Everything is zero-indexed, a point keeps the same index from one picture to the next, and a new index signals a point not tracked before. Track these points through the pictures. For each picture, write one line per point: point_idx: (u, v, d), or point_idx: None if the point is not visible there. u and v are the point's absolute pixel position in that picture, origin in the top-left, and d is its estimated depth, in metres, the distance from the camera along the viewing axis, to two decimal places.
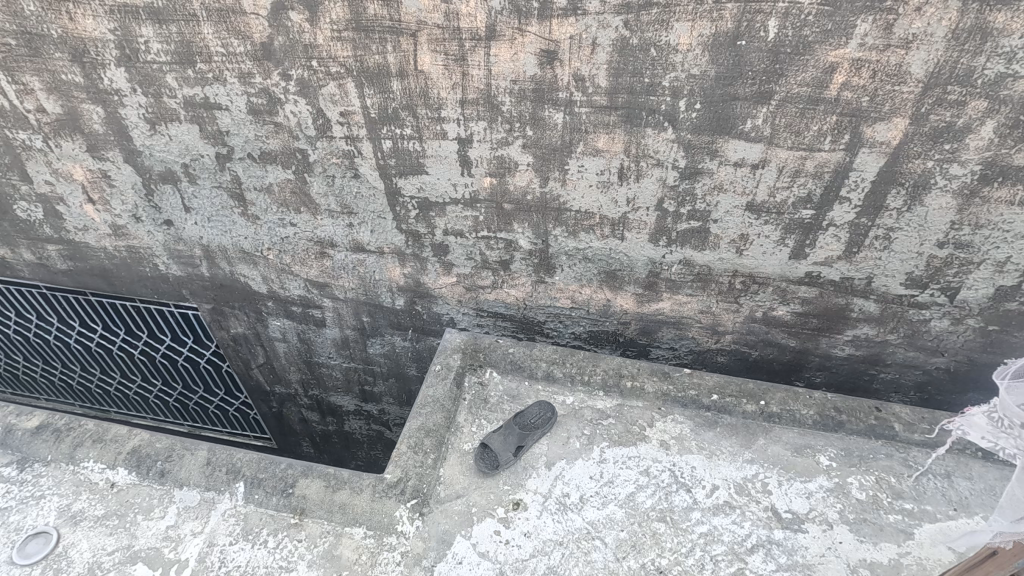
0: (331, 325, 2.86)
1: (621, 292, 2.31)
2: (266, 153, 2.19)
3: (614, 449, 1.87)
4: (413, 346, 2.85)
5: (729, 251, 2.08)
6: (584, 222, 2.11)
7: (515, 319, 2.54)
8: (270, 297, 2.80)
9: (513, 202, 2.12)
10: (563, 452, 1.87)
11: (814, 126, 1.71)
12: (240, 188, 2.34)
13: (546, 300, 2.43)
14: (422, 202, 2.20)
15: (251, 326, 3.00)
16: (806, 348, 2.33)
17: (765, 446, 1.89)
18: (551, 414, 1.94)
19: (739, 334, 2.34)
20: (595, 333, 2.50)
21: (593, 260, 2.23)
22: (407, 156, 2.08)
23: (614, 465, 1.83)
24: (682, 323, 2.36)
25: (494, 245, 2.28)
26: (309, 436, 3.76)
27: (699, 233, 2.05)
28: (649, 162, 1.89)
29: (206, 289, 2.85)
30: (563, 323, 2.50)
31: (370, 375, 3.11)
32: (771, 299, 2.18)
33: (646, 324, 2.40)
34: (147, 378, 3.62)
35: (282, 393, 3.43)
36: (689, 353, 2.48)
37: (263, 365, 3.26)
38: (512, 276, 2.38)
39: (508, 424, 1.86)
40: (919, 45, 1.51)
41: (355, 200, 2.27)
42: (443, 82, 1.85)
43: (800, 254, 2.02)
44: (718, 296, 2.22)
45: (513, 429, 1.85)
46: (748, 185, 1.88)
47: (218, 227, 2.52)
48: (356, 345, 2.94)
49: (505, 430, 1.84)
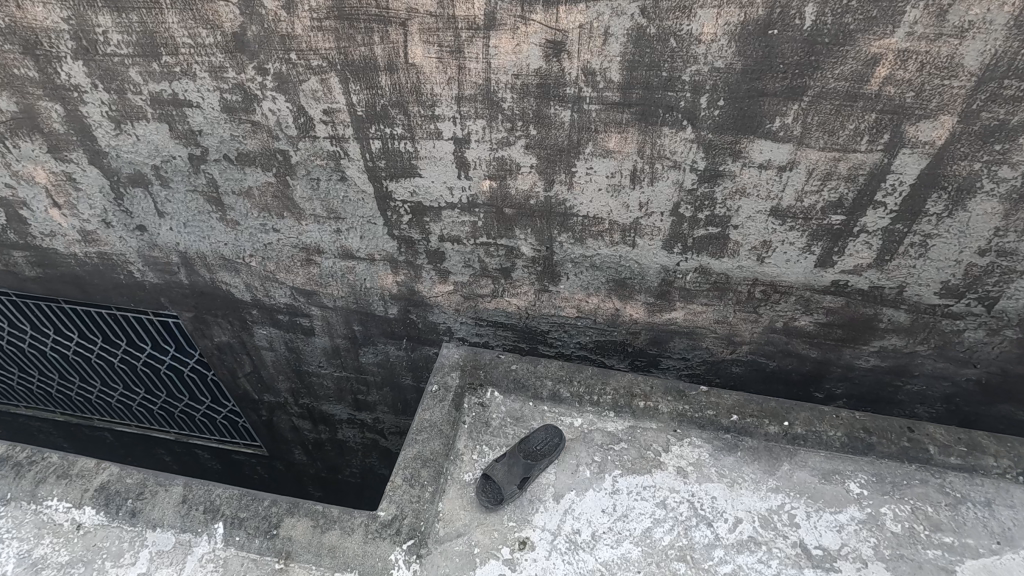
0: (321, 333, 2.69)
1: (631, 301, 2.15)
2: (244, 154, 1.99)
3: (627, 478, 1.73)
4: (408, 356, 2.68)
5: (749, 258, 1.91)
6: (593, 228, 1.94)
7: (517, 328, 2.38)
8: (254, 305, 2.62)
9: (515, 206, 1.94)
10: (572, 481, 1.72)
11: (850, 124, 1.53)
12: (216, 191, 2.15)
13: (550, 310, 2.26)
14: (416, 206, 2.03)
15: (235, 334, 2.83)
16: (827, 359, 2.17)
17: (790, 472, 1.75)
18: (555, 440, 1.78)
19: (757, 344, 2.19)
20: (602, 343, 2.34)
21: (601, 268, 2.06)
22: (398, 158, 1.89)
23: (628, 497, 1.69)
24: (696, 333, 2.20)
25: (494, 252, 2.11)
26: (301, 445, 3.60)
27: (717, 239, 1.89)
28: (665, 164, 1.72)
29: (186, 297, 2.66)
30: (568, 333, 2.34)
31: (363, 384, 2.95)
32: (793, 309, 2.02)
33: (657, 334, 2.24)
34: (131, 387, 3.47)
35: (271, 401, 3.26)
36: (702, 363, 2.32)
37: (250, 374, 3.09)
38: (513, 284, 2.21)
39: (513, 453, 1.72)
40: (976, 35, 1.33)
41: (343, 204, 2.08)
42: (436, 77, 1.66)
43: (827, 262, 1.86)
44: (735, 306, 2.06)
45: (518, 459, 1.70)
46: (774, 189, 1.71)
47: (195, 232, 2.33)
48: (348, 354, 2.77)
49: (506, 461, 1.69)
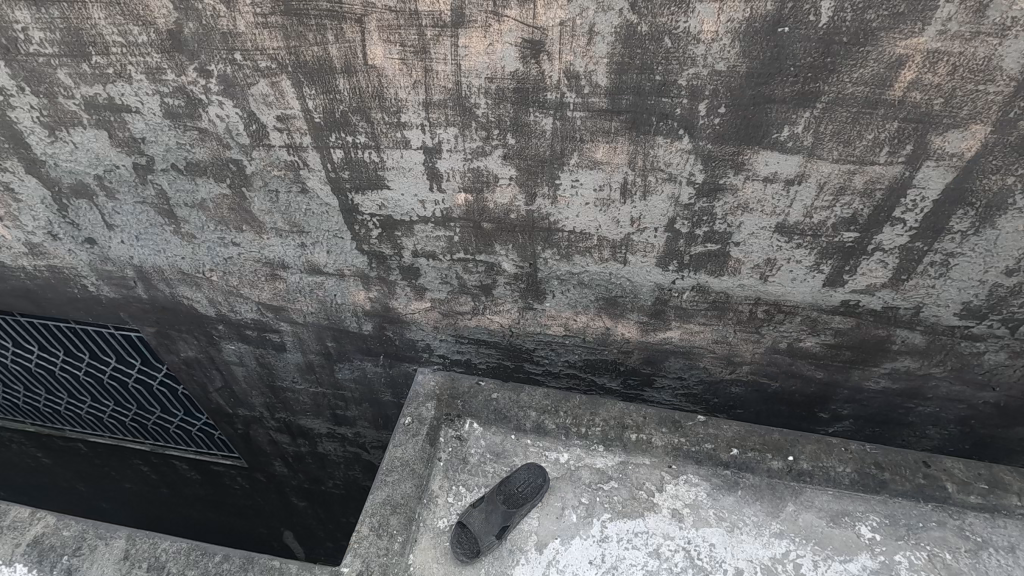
0: (293, 349, 2.52)
1: (622, 320, 1.98)
2: (193, 163, 1.80)
3: (617, 523, 1.58)
4: (386, 372, 2.51)
5: (752, 277, 1.75)
6: (580, 244, 1.77)
7: (500, 346, 2.21)
8: (220, 320, 2.44)
9: (494, 221, 1.76)
10: (557, 528, 1.57)
11: (869, 133, 1.35)
12: (167, 203, 1.95)
13: (535, 328, 2.09)
14: (385, 220, 1.84)
15: (202, 349, 2.65)
16: (834, 380, 2.02)
17: (795, 514, 1.60)
18: (536, 480, 1.62)
19: (758, 365, 2.03)
20: (592, 361, 2.18)
21: (590, 285, 1.89)
22: (364, 169, 1.70)
23: (618, 545, 1.54)
24: (693, 353, 2.04)
25: (473, 268, 1.93)
26: (281, 457, 3.45)
27: (716, 257, 1.71)
28: (659, 177, 1.54)
29: (147, 312, 2.48)
30: (555, 351, 2.17)
31: (341, 400, 2.79)
32: (798, 330, 1.86)
33: (651, 354, 2.08)
34: (100, 400, 3.31)
35: (247, 415, 3.10)
36: (700, 383, 2.17)
37: (222, 389, 2.92)
38: (495, 302, 2.04)
39: (492, 499, 1.56)
40: (1019, 33, 1.15)
41: (306, 217, 1.90)
42: (400, 80, 1.47)
43: (837, 281, 1.69)
44: (735, 326, 1.90)
45: (497, 506, 1.55)
46: (780, 204, 1.54)
47: (149, 246, 2.14)
48: (322, 370, 2.61)
49: (482, 510, 1.54)
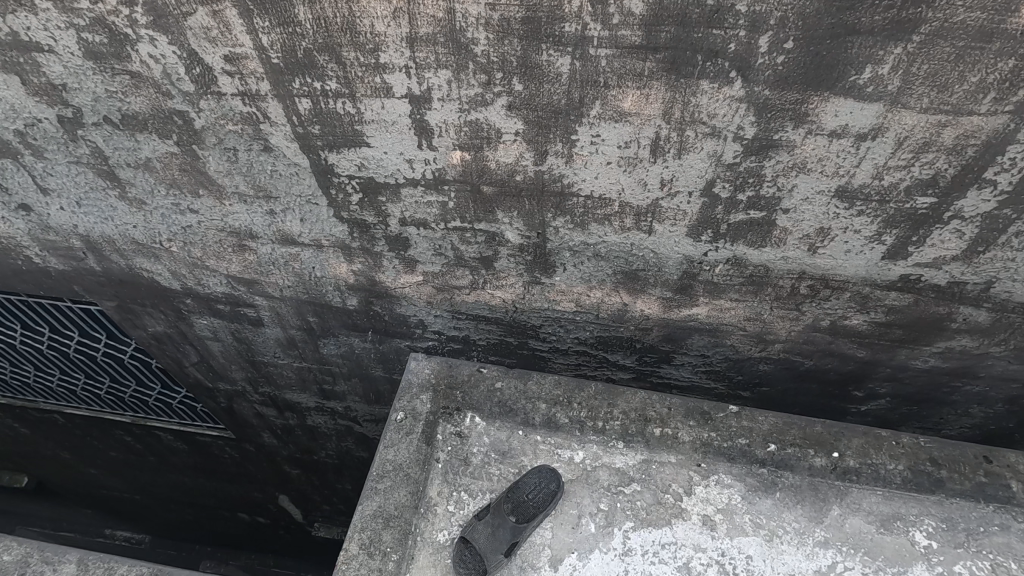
0: (271, 324, 2.28)
1: (642, 296, 1.74)
2: (130, 116, 1.49)
3: (641, 534, 1.40)
4: (376, 348, 2.29)
5: (798, 249, 1.49)
6: (598, 211, 1.50)
7: (502, 322, 1.97)
8: (187, 294, 2.18)
9: (495, 185, 1.48)
10: (573, 541, 1.39)
11: (973, 75, 1.07)
12: (106, 163, 1.65)
13: (542, 303, 1.85)
14: (366, 183, 1.56)
15: (171, 324, 2.40)
16: (876, 360, 1.80)
17: (841, 519, 1.42)
18: (544, 483, 1.43)
19: (793, 343, 1.81)
20: (604, 338, 1.95)
21: (607, 258, 1.63)
22: (337, 123, 1.40)
23: (642, 559, 1.37)
24: (720, 331, 1.81)
25: (471, 238, 1.67)
26: (270, 430, 3.28)
27: (759, 226, 1.46)
28: (699, 131, 1.26)
29: (103, 285, 2.21)
30: (564, 328, 1.94)
31: (328, 375, 2.58)
32: (845, 307, 1.62)
33: (673, 331, 1.86)
34: (70, 373, 3.08)
35: (228, 389, 2.89)
36: (724, 361, 1.95)
37: (199, 364, 2.70)
38: (497, 276, 1.78)
39: (501, 510, 1.37)
40: None
41: (272, 180, 1.61)
42: (376, 7, 1.15)
43: (899, 254, 1.44)
44: (772, 302, 1.66)
45: (507, 520, 1.35)
46: (845, 163, 1.26)
47: (93, 213, 1.84)
48: (306, 345, 2.38)
49: (482, 529, 1.36)
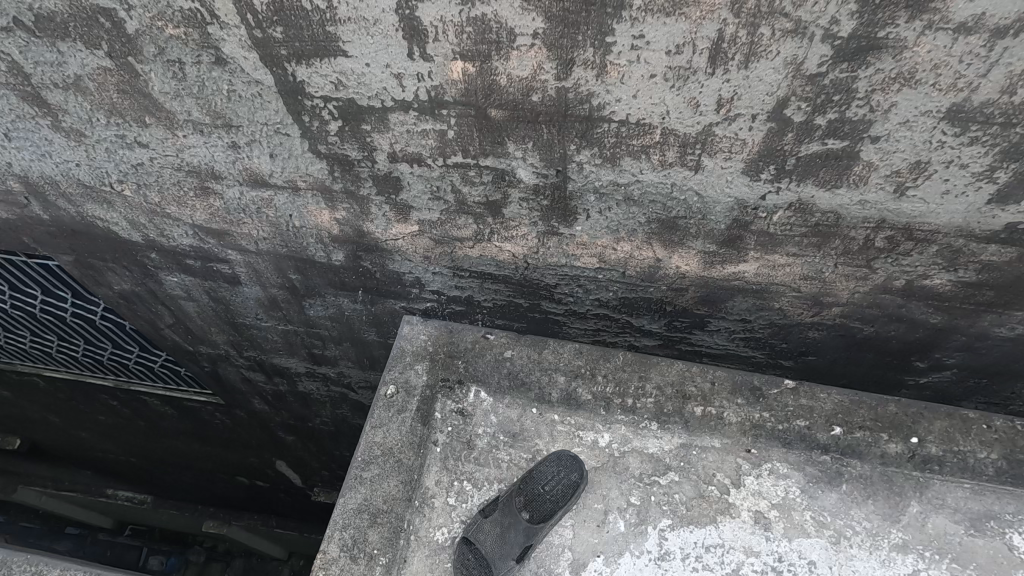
0: (249, 282, 2.01)
1: (679, 249, 1.46)
2: (47, 18, 1.18)
3: (682, 534, 1.16)
4: (368, 310, 2.03)
5: (882, 190, 1.20)
6: (633, 142, 1.21)
7: (511, 281, 1.71)
8: (151, 247, 1.91)
9: (506, 107, 1.19)
10: (598, 543, 1.16)
11: None
12: (30, 84, 1.35)
13: (559, 258, 1.58)
14: (347, 108, 1.26)
15: (138, 281, 2.14)
16: (952, 327, 1.53)
17: (922, 518, 1.18)
18: (563, 468, 1.20)
19: (853, 307, 1.54)
20: (630, 300, 1.69)
21: (641, 202, 1.35)
22: (306, 24, 1.10)
23: (682, 565, 1.14)
24: (767, 292, 1.54)
25: (476, 179, 1.38)
26: (260, 395, 3.07)
27: (837, 160, 1.16)
28: (777, 26, 0.96)
29: (56, 236, 1.94)
30: (583, 287, 1.67)
31: (317, 339, 2.34)
32: (928, 263, 1.34)
33: (712, 292, 1.59)
34: (41, 334, 2.84)
35: (211, 353, 2.65)
36: (767, 327, 1.69)
37: (176, 326, 2.45)
38: (506, 225, 1.50)
39: (511, 510, 1.13)
40: None
41: (232, 104, 1.31)
42: None
43: (1012, 196, 1.15)
44: (838, 258, 1.38)
45: (518, 522, 1.12)
46: (967, 71, 0.96)
47: (27, 148, 1.56)
48: (290, 306, 2.12)
49: (496, 528, 1.13)
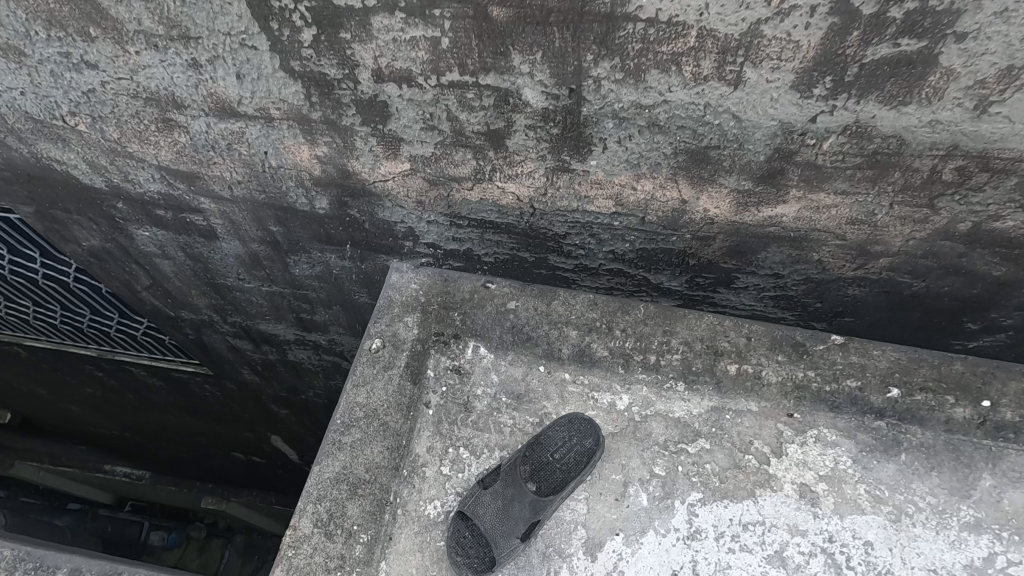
0: (227, 236, 1.84)
1: (709, 189, 1.27)
2: None
3: (715, 510, 1.00)
4: (358, 267, 1.86)
5: (960, 107, 1.01)
6: (662, 50, 1.02)
7: (516, 231, 1.53)
8: (116, 196, 1.73)
9: (511, 5, 1.00)
10: (617, 520, 0.99)
11: None
12: None
13: (570, 202, 1.39)
14: (322, 11, 1.07)
15: (108, 237, 1.96)
16: (1016, 281, 1.34)
17: (997, 493, 1.01)
18: (574, 436, 1.02)
19: (905, 258, 1.35)
20: (648, 252, 1.51)
21: (667, 129, 1.16)
22: None
23: (716, 545, 0.97)
24: (807, 240, 1.36)
25: (475, 103, 1.19)
26: (249, 365, 2.91)
27: (908, 67, 0.97)
28: None
29: (12, 184, 1.76)
30: (596, 237, 1.49)
31: (305, 302, 2.17)
32: (1003, 201, 1.15)
33: (742, 241, 1.40)
34: (15, 299, 2.68)
35: (194, 319, 2.49)
36: (802, 284, 1.51)
37: (154, 288, 2.28)
38: (509, 162, 1.31)
39: (516, 479, 0.99)
40: None
41: (188, 10, 1.12)
42: None
43: None
44: (896, 196, 1.19)
45: (524, 493, 0.98)
46: None
47: None
48: (273, 264, 1.95)
49: (498, 503, 0.97)
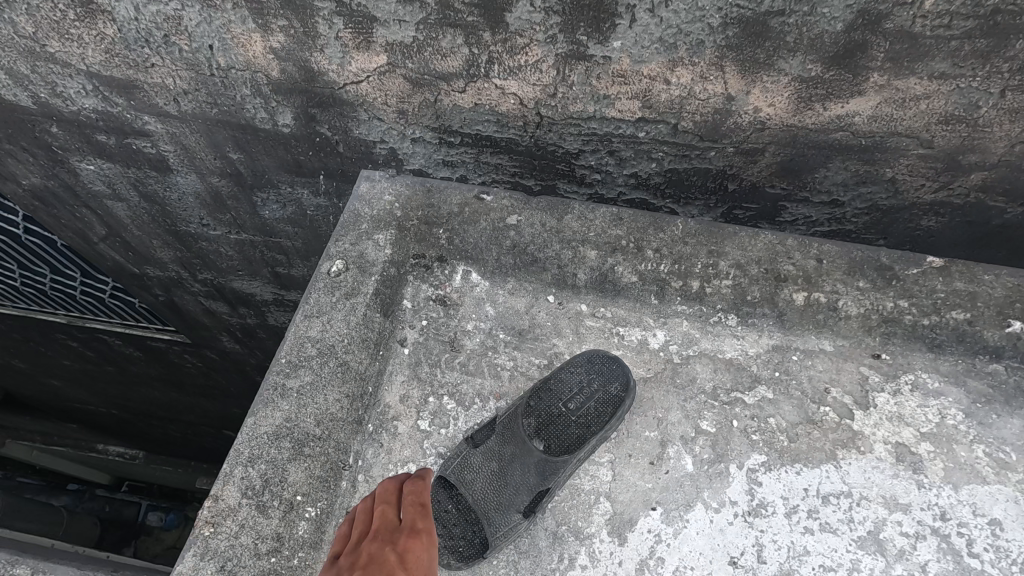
0: (183, 170, 1.58)
1: (764, 79, 1.00)
2: None
3: (796, 476, 0.86)
4: (336, 208, 1.61)
5: None
6: None
7: (518, 150, 1.26)
8: (48, 118, 1.47)
9: None
10: (667, 487, 0.86)
11: None
12: None
13: (585, 105, 1.12)
14: None
15: (48, 174, 1.70)
16: None
17: None
18: (597, 386, 0.88)
19: (1006, 172, 1.08)
20: (678, 174, 1.24)
21: None
22: None
23: (802, 516, 0.83)
24: (880, 150, 1.09)
25: None
26: (228, 332, 2.68)
27: None
28: None
29: None
30: (615, 156, 1.23)
31: (279, 253, 1.92)
32: None
33: (796, 156, 1.14)
34: None
35: (161, 276, 2.25)
36: (865, 214, 1.24)
37: (112, 240, 2.03)
38: (511, 48, 1.04)
39: (519, 442, 0.86)
40: None
41: None
42: None
43: None
44: (1011, 77, 0.92)
45: (526, 458, 0.85)
46: None
47: None
48: (239, 205, 1.70)
49: (489, 467, 0.85)
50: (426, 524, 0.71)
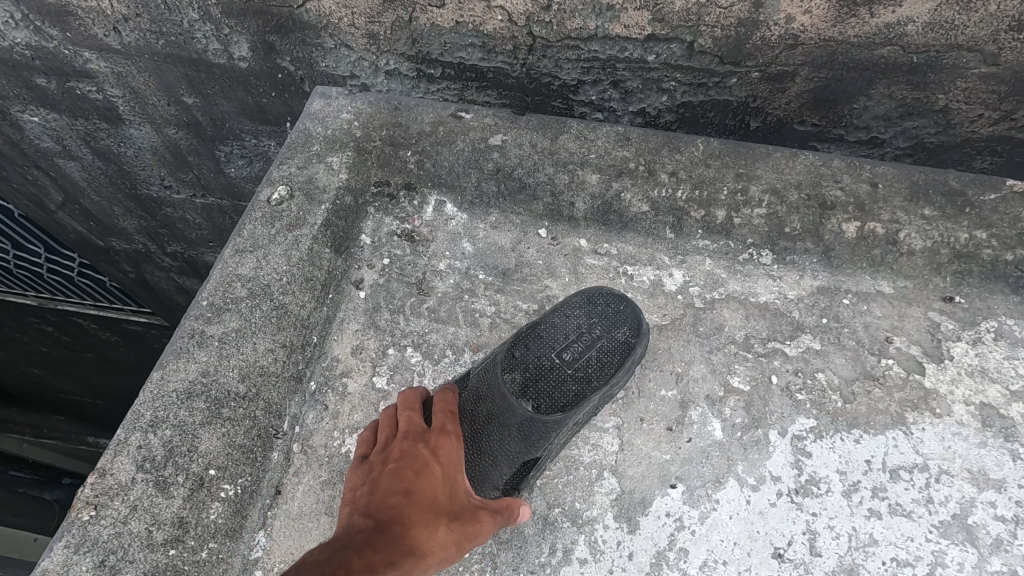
0: (137, 120, 1.42)
1: None
2: None
3: (860, 445, 0.75)
4: None
5: None
6: None
7: (508, 83, 1.09)
8: None
9: None
10: (704, 456, 0.75)
11: None
12: None
13: (585, 20, 0.95)
14: None
15: None
16: None
17: None
18: (600, 332, 0.77)
19: None
20: (693, 109, 1.07)
21: None
22: None
23: (868, 493, 0.72)
24: (934, 70, 0.92)
25: None
26: None
27: None
28: None
29: None
30: (620, 87, 1.06)
31: None
32: None
33: (831, 80, 0.97)
34: None
35: (128, 250, 2.08)
36: (910, 154, 1.07)
37: (70, 208, 1.86)
38: None
39: (504, 399, 0.72)
40: None
41: None
42: None
43: None
44: None
45: (515, 418, 0.71)
46: None
47: None
48: (201, 162, 1.54)
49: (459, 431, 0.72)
50: (456, 424, 0.68)
